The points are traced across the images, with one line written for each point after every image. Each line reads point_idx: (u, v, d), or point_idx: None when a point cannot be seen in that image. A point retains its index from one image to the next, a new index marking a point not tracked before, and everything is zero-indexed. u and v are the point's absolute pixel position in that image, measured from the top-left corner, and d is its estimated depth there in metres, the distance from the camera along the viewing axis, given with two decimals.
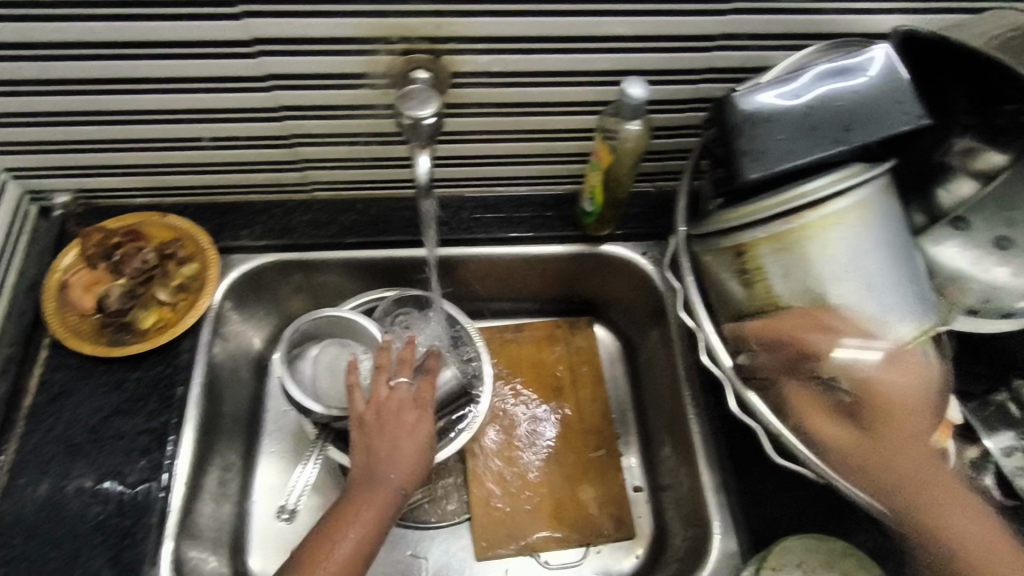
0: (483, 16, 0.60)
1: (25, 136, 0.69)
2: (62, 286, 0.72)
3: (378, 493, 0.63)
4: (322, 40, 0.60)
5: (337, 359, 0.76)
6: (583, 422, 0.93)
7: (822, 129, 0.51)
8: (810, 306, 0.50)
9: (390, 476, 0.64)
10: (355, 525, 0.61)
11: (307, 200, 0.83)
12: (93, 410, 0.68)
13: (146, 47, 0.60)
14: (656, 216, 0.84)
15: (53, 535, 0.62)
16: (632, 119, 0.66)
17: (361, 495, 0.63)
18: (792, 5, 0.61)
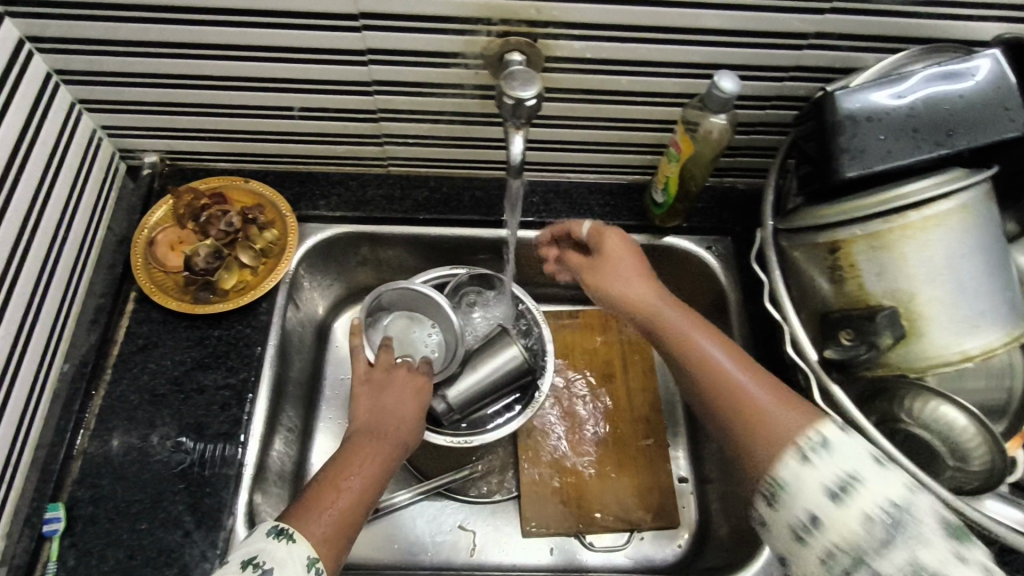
0: (585, 3, 0.61)
1: (126, 96, 0.72)
2: (150, 243, 0.75)
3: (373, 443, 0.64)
4: (425, 18, 0.62)
5: (406, 331, 0.78)
6: (632, 412, 0.93)
7: (923, 132, 0.52)
8: (901, 306, 0.50)
9: (385, 430, 0.66)
10: (355, 473, 0.61)
11: (382, 174, 0.85)
12: (177, 363, 0.71)
13: (257, 15, 0.62)
14: (726, 211, 0.85)
15: (138, 477, 0.66)
16: (717, 112, 0.67)
17: (356, 448, 0.64)
18: (891, 8, 0.61)
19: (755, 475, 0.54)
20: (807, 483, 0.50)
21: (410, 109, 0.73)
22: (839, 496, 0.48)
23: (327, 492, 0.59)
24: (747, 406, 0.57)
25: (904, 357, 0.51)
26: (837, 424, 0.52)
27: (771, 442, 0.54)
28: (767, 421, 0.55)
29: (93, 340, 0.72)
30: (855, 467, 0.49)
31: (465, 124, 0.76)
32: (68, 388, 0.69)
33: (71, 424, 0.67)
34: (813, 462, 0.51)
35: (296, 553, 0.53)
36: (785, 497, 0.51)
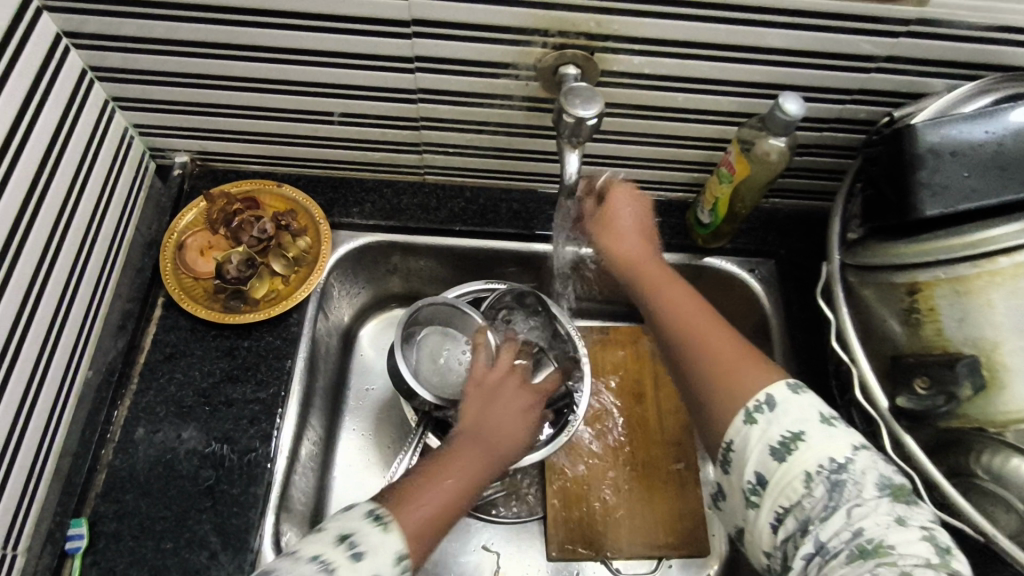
0: (649, 17, 0.57)
1: (160, 95, 0.69)
2: (180, 247, 0.73)
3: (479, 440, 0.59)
4: (478, 28, 0.59)
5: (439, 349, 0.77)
6: (661, 435, 0.84)
7: (1011, 171, 0.49)
8: (982, 356, 0.48)
9: (490, 431, 0.59)
10: (456, 470, 0.56)
11: (417, 182, 0.82)
12: (205, 374, 0.69)
13: (304, 19, 0.60)
14: (781, 231, 0.80)
15: (163, 492, 0.64)
16: (779, 134, 0.63)
17: (459, 443, 0.59)
18: (971, 34, 0.58)
19: (714, 428, 0.54)
20: (753, 445, 0.50)
21: (453, 118, 0.71)
22: (782, 454, 0.49)
23: (422, 484, 0.54)
24: (715, 355, 0.56)
25: (985, 409, 0.49)
26: (789, 384, 0.52)
27: (729, 395, 0.53)
28: (726, 370, 0.54)
29: (120, 347, 0.70)
30: (797, 424, 0.49)
31: (509, 135, 0.73)
32: (94, 395, 0.68)
33: (96, 435, 0.66)
34: (759, 424, 0.51)
35: (388, 544, 0.50)
36: (734, 458, 0.52)
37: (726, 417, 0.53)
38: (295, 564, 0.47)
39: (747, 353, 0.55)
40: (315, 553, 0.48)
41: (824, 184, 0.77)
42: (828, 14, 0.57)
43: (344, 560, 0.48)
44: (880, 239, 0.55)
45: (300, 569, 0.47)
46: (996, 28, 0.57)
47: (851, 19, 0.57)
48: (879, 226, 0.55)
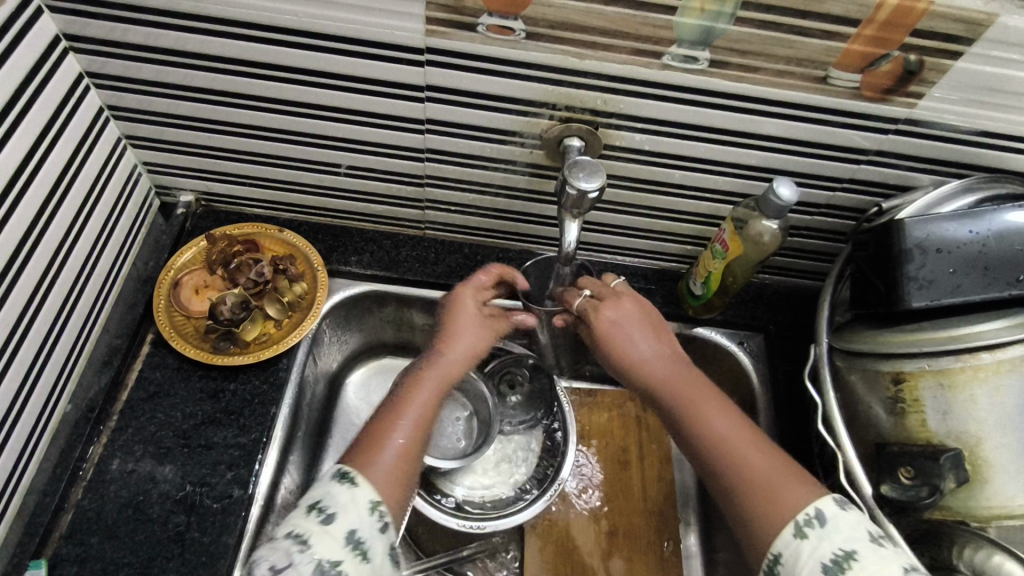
0: (653, 99, 0.60)
1: (175, 137, 0.71)
2: (174, 282, 0.73)
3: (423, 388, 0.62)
4: (489, 97, 0.62)
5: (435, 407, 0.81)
6: (641, 500, 0.79)
7: (995, 271, 0.52)
8: (965, 449, 0.51)
9: (442, 370, 0.64)
10: (408, 421, 0.60)
11: (417, 236, 0.83)
12: (186, 416, 0.68)
13: (323, 77, 0.62)
14: (777, 309, 0.81)
15: (129, 536, 0.62)
16: (772, 217, 0.65)
17: (409, 391, 0.62)
18: (955, 135, 0.61)
19: (755, 541, 0.53)
20: (804, 561, 0.50)
21: (458, 177, 0.73)
22: (835, 574, 0.48)
23: (385, 435, 0.58)
24: (750, 474, 0.55)
25: (968, 501, 0.51)
26: (837, 500, 0.52)
27: (775, 509, 0.53)
28: (768, 488, 0.54)
29: (103, 383, 0.69)
30: (849, 542, 0.49)
31: (511, 197, 0.74)
32: (71, 430, 0.67)
33: (67, 473, 0.64)
34: (811, 539, 0.50)
35: (359, 499, 0.53)
36: (783, 571, 0.50)
37: (773, 533, 0.52)
38: (273, 547, 0.51)
39: (782, 467, 0.56)
40: (290, 528, 0.52)
41: (811, 264, 0.79)
42: (822, 108, 0.60)
43: (316, 526, 0.51)
44: (868, 325, 0.58)
45: (277, 549, 0.50)
46: (978, 133, 0.61)
47: (844, 115, 0.60)
48: (867, 312, 0.58)
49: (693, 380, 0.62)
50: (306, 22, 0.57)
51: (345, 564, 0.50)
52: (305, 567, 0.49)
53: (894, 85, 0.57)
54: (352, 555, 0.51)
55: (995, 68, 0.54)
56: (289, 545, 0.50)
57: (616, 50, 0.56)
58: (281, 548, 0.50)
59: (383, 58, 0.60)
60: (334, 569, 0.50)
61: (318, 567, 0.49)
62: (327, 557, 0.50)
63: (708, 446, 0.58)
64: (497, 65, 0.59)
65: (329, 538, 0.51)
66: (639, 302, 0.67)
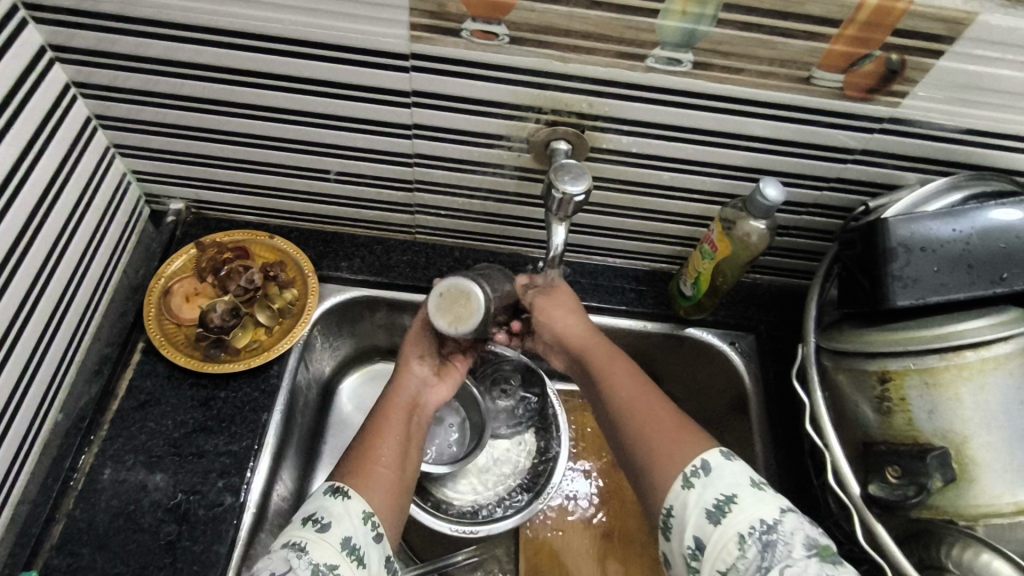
0: (639, 102, 0.60)
1: (163, 145, 0.71)
2: (164, 291, 0.73)
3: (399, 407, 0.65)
4: (475, 102, 0.62)
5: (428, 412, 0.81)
6: (636, 503, 0.79)
7: (979, 269, 0.52)
8: (953, 448, 0.51)
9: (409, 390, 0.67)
10: (390, 439, 0.61)
11: (407, 240, 0.83)
12: (177, 424, 0.68)
13: (309, 84, 0.62)
14: (768, 309, 0.81)
15: (120, 545, 0.62)
16: (759, 217, 0.65)
17: (386, 408, 0.64)
18: (940, 134, 0.61)
19: (654, 495, 0.55)
20: (690, 510, 0.52)
21: (446, 182, 0.73)
22: (716, 518, 0.51)
23: (371, 450, 0.60)
24: (647, 431, 0.58)
25: (956, 500, 0.51)
26: (723, 450, 0.55)
27: (665, 462, 0.55)
28: (660, 442, 0.56)
29: (93, 393, 0.69)
30: (729, 487, 0.52)
31: (499, 201, 0.75)
32: (62, 440, 0.67)
33: (58, 483, 0.64)
34: (696, 488, 0.53)
35: (351, 509, 0.55)
36: (675, 523, 0.53)
37: (666, 485, 0.54)
38: (269, 559, 0.51)
39: (676, 422, 0.58)
40: (286, 540, 0.52)
41: (801, 263, 0.79)
42: (807, 109, 0.60)
43: (312, 534, 0.52)
44: (854, 325, 0.58)
45: (274, 558, 0.51)
46: (963, 131, 0.61)
47: (829, 115, 0.60)
48: (853, 311, 0.58)
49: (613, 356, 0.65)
50: (291, 30, 0.58)
51: (342, 568, 0.51)
52: (304, 572, 0.49)
53: (878, 85, 0.57)
54: (348, 560, 0.52)
55: (979, 67, 0.55)
56: (286, 554, 0.51)
57: (599, 53, 0.57)
58: (279, 559, 0.51)
59: (369, 65, 0.60)
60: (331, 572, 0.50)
61: (316, 571, 0.50)
62: (324, 561, 0.50)
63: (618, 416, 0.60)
64: (482, 69, 0.59)
65: (326, 544, 0.51)
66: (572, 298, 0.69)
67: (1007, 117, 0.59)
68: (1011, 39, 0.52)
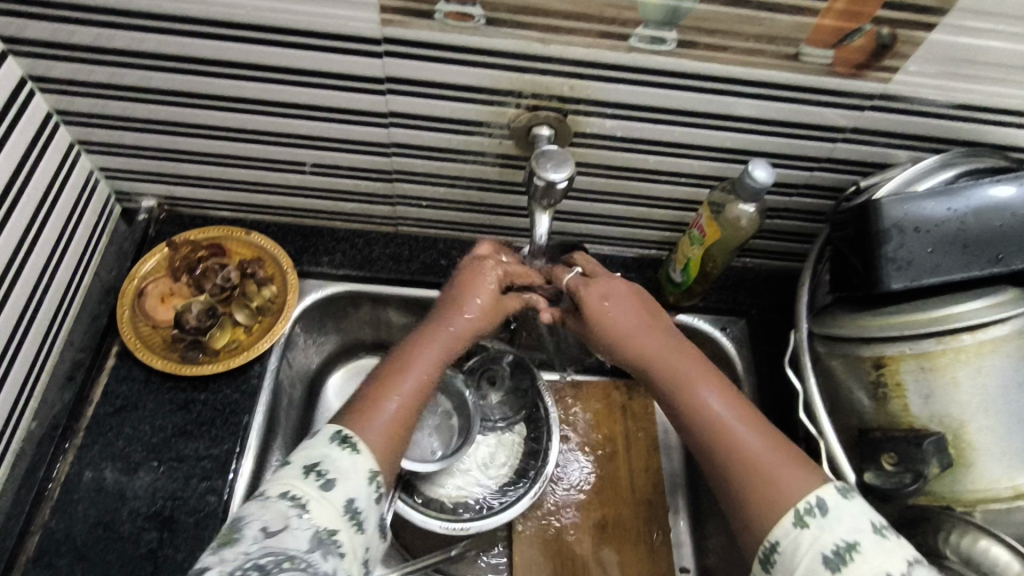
0: (621, 83, 0.58)
1: (130, 140, 0.69)
2: (138, 293, 0.71)
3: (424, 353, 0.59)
4: (453, 87, 0.60)
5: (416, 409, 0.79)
6: (631, 493, 0.78)
7: (974, 249, 0.51)
8: (948, 433, 0.50)
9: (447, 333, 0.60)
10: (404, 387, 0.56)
11: (390, 233, 0.81)
12: (156, 429, 0.66)
13: (277, 72, 0.60)
14: (759, 294, 0.79)
15: (100, 556, 0.60)
16: (748, 200, 0.63)
17: (413, 353, 0.59)
18: (931, 110, 0.60)
19: (751, 529, 0.51)
20: (803, 551, 0.47)
21: (427, 172, 0.70)
22: (835, 565, 0.46)
23: (385, 394, 0.56)
24: (751, 456, 0.53)
25: (952, 485, 0.50)
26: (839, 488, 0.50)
27: (773, 493, 0.50)
28: (765, 471, 0.52)
29: (68, 399, 0.67)
30: (852, 533, 0.46)
31: (482, 189, 0.72)
32: (36, 449, 0.64)
33: (31, 494, 0.62)
34: (810, 529, 0.48)
35: (358, 465, 0.51)
36: (779, 561, 0.48)
37: (771, 520, 0.49)
38: (264, 507, 0.47)
39: (780, 449, 0.53)
40: (284, 489, 0.49)
41: (791, 246, 0.78)
42: (795, 87, 0.58)
43: (314, 491, 0.48)
44: (847, 310, 0.56)
45: (269, 510, 0.47)
46: (955, 107, 0.59)
47: (817, 93, 0.58)
48: (847, 295, 0.57)
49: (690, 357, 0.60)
50: (255, 16, 0.55)
51: (340, 534, 0.48)
52: (303, 534, 0.47)
53: (868, 61, 0.55)
54: (348, 525, 0.49)
55: (971, 40, 0.53)
56: (285, 508, 0.47)
57: (580, 33, 0.54)
58: (275, 510, 0.47)
59: (339, 51, 0.57)
60: (331, 538, 0.47)
61: (316, 534, 0.47)
62: (324, 525, 0.47)
63: (708, 429, 0.55)
64: (458, 53, 0.56)
65: (328, 506, 0.48)
66: (629, 286, 0.64)
67: (999, 91, 0.57)
68: (1003, 10, 0.51)
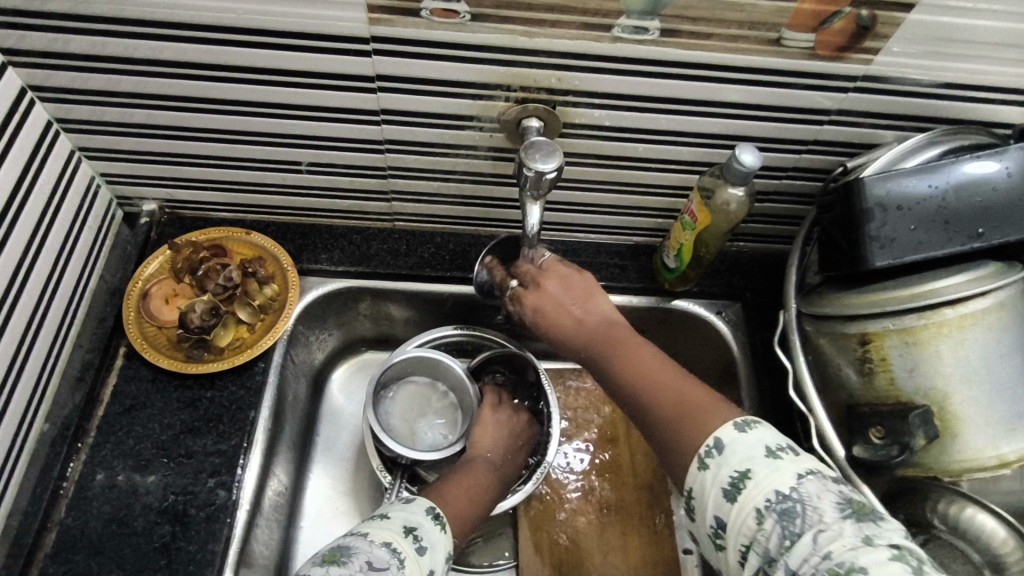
0: (607, 73, 0.59)
1: (130, 146, 0.70)
2: (142, 294, 0.72)
3: (485, 463, 0.71)
4: (442, 82, 0.61)
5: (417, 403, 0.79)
6: (633, 476, 0.79)
7: (955, 225, 0.52)
8: (934, 406, 0.51)
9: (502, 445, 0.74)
10: (473, 483, 0.68)
11: (387, 228, 0.82)
12: (164, 427, 0.68)
13: (269, 74, 0.61)
14: (753, 278, 0.80)
15: (116, 552, 0.62)
16: (737, 184, 0.64)
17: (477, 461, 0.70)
18: (914, 89, 0.60)
19: (675, 477, 0.53)
20: (709, 490, 0.50)
21: (421, 168, 0.72)
22: (733, 495, 0.48)
23: (463, 482, 0.67)
24: (661, 406, 0.55)
25: (939, 457, 0.51)
26: (736, 423, 0.51)
27: (682, 439, 0.52)
28: (676, 419, 0.53)
29: (78, 400, 0.68)
30: (742, 462, 0.49)
31: (477, 182, 0.74)
32: (49, 449, 0.66)
33: (48, 492, 0.64)
34: (711, 468, 0.50)
35: (441, 542, 0.59)
36: (695, 502, 0.51)
37: (685, 466, 0.52)
38: (368, 547, 0.54)
39: (689, 393, 0.55)
40: (387, 540, 0.55)
41: (784, 228, 0.78)
42: (778, 71, 0.59)
43: (411, 550, 0.55)
44: (835, 289, 0.57)
45: (374, 550, 0.53)
46: (938, 84, 0.60)
47: (800, 76, 0.59)
48: (834, 275, 0.58)
49: (621, 327, 0.62)
50: (245, 18, 0.56)
51: None
52: None
53: (849, 43, 0.56)
54: None
55: (950, 18, 0.54)
56: (388, 555, 0.54)
57: (564, 26, 0.55)
58: (378, 554, 0.53)
59: (328, 51, 0.58)
60: None
61: None
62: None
63: (630, 388, 0.57)
64: (446, 48, 0.57)
65: (417, 567, 0.55)
66: (571, 272, 0.66)
67: (980, 67, 0.58)
68: None
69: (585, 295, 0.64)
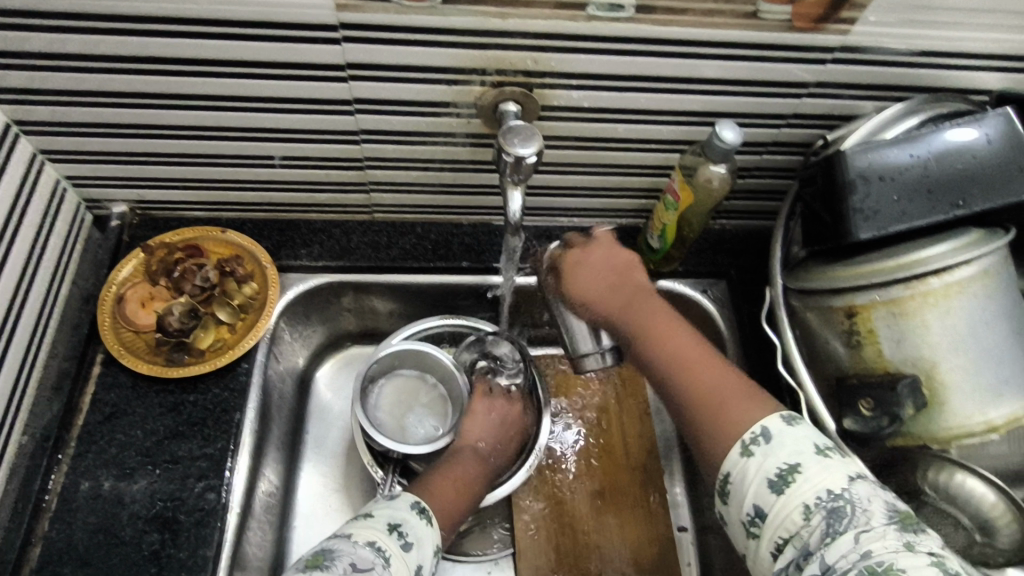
0: (583, 53, 0.58)
1: (95, 146, 0.68)
2: (117, 299, 0.71)
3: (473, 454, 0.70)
4: (415, 69, 0.59)
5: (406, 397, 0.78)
6: (625, 457, 0.79)
7: (937, 194, 0.52)
8: (921, 375, 0.52)
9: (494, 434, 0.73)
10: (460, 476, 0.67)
11: (367, 221, 0.80)
12: (148, 433, 0.66)
13: (236, 66, 0.59)
14: (738, 254, 0.80)
15: (104, 562, 0.61)
16: (718, 161, 0.63)
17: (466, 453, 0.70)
18: (891, 58, 0.60)
19: (709, 464, 0.54)
20: (750, 478, 0.50)
21: (398, 157, 0.70)
22: (780, 487, 0.49)
23: (449, 476, 0.67)
24: (699, 391, 0.55)
25: (927, 425, 0.52)
26: (785, 416, 0.51)
27: (722, 425, 0.53)
28: (716, 406, 0.54)
29: (56, 410, 0.67)
30: (793, 455, 0.49)
31: (456, 170, 0.72)
32: (28, 461, 0.64)
33: (29, 505, 0.62)
34: (756, 456, 0.50)
35: (427, 536, 0.58)
36: (732, 490, 0.51)
37: (722, 454, 0.52)
38: (351, 548, 0.53)
39: (731, 381, 0.55)
40: (371, 538, 0.55)
41: (766, 204, 0.78)
42: (755, 45, 0.58)
43: (397, 547, 0.55)
44: (820, 263, 0.57)
45: (358, 550, 0.53)
46: (915, 53, 0.59)
47: (778, 49, 0.58)
48: (819, 249, 0.58)
49: (660, 313, 0.60)
50: (207, 8, 0.54)
51: None
52: None
53: (825, 13, 0.55)
54: None
55: None
56: (374, 554, 0.53)
57: (537, 5, 0.54)
58: (363, 554, 0.53)
59: (295, 39, 0.56)
60: None
61: None
62: None
63: (671, 375, 0.57)
64: (417, 33, 0.56)
65: (404, 563, 0.55)
66: (606, 250, 0.63)
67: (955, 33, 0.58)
68: None
69: (623, 281, 0.62)
